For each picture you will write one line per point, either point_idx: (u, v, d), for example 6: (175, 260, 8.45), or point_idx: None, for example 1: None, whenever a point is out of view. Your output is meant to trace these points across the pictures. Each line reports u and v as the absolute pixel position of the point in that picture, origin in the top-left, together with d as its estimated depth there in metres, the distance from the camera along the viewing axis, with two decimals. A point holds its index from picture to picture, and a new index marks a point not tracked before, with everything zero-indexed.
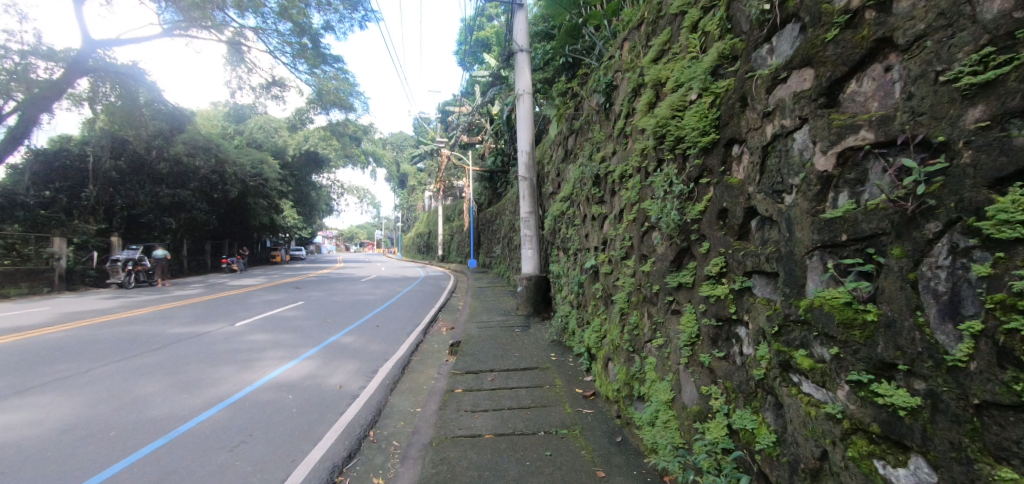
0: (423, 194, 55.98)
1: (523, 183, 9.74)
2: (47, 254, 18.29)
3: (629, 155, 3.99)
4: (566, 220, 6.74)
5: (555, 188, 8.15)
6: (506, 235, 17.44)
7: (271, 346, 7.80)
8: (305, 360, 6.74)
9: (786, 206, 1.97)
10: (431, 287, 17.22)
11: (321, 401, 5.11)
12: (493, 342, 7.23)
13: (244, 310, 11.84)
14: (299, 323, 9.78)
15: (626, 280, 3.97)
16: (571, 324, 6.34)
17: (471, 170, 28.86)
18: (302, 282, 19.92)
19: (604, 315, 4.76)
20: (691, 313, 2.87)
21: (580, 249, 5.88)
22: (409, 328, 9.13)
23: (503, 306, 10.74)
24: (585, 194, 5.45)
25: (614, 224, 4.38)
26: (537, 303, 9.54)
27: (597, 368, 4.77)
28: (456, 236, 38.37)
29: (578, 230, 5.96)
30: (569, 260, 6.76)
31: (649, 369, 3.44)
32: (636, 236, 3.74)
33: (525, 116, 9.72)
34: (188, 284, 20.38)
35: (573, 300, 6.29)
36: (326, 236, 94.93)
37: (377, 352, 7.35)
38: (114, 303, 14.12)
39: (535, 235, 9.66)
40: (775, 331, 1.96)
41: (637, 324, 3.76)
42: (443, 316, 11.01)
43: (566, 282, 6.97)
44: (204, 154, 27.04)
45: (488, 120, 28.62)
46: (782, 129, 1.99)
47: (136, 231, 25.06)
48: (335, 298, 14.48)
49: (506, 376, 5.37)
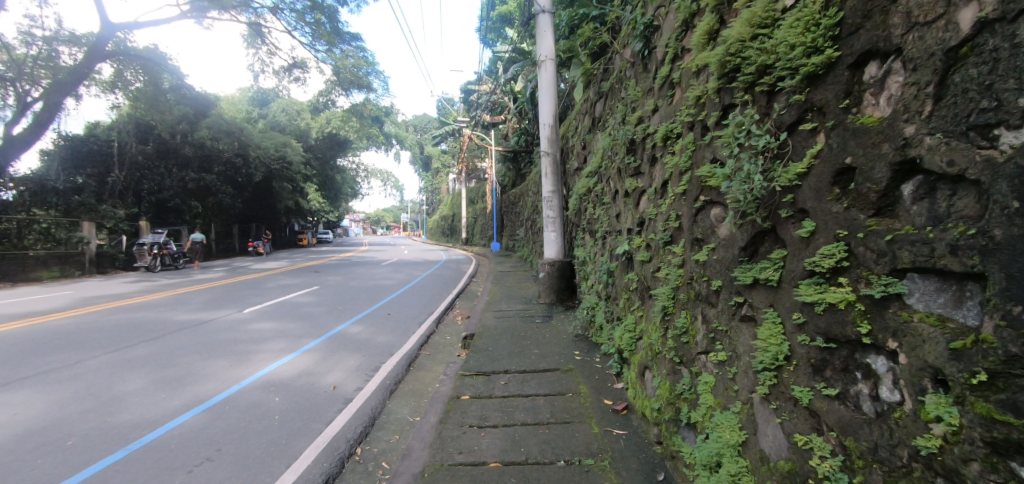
0: (447, 177, 55.50)
1: (545, 159, 8.82)
2: (75, 239, 18.88)
3: (676, 108, 3.07)
4: (594, 198, 5.83)
5: (579, 163, 7.23)
6: (529, 217, 16.57)
7: (274, 335, 7.28)
8: (305, 353, 6.16)
9: (1015, 151, 1.09)
10: (451, 272, 16.60)
11: (311, 402, 4.45)
12: (510, 335, 6.46)
13: (256, 295, 11.48)
14: (307, 310, 9.25)
15: (670, 271, 3.10)
16: (598, 318, 5.50)
17: (493, 150, 27.99)
18: (322, 266, 19.70)
19: (638, 312, 3.91)
20: (775, 324, 2.00)
21: (610, 231, 5.00)
22: (422, 316, 8.49)
23: (524, 293, 9.95)
24: (616, 165, 4.54)
25: (654, 200, 3.47)
26: (560, 291, 8.70)
27: (630, 375, 3.93)
28: (480, 219, 37.76)
29: (608, 208, 5.06)
30: (596, 243, 5.88)
31: (703, 391, 2.60)
32: (686, 214, 2.85)
33: (547, 84, 8.75)
34: (213, 268, 20.49)
35: (601, 291, 5.42)
36: (353, 221, 97.20)
37: (384, 343, 6.69)
38: (136, 288, 14.12)
39: (558, 215, 8.77)
40: (979, 380, 1.14)
41: (684, 329, 2.90)
42: (460, 303, 10.33)
43: (592, 269, 6.11)
44: (228, 138, 27.10)
45: (511, 99, 27.59)
46: (1008, 11, 1.11)
47: (164, 215, 25.47)
48: (351, 283, 14.02)
49: (522, 379, 4.59)
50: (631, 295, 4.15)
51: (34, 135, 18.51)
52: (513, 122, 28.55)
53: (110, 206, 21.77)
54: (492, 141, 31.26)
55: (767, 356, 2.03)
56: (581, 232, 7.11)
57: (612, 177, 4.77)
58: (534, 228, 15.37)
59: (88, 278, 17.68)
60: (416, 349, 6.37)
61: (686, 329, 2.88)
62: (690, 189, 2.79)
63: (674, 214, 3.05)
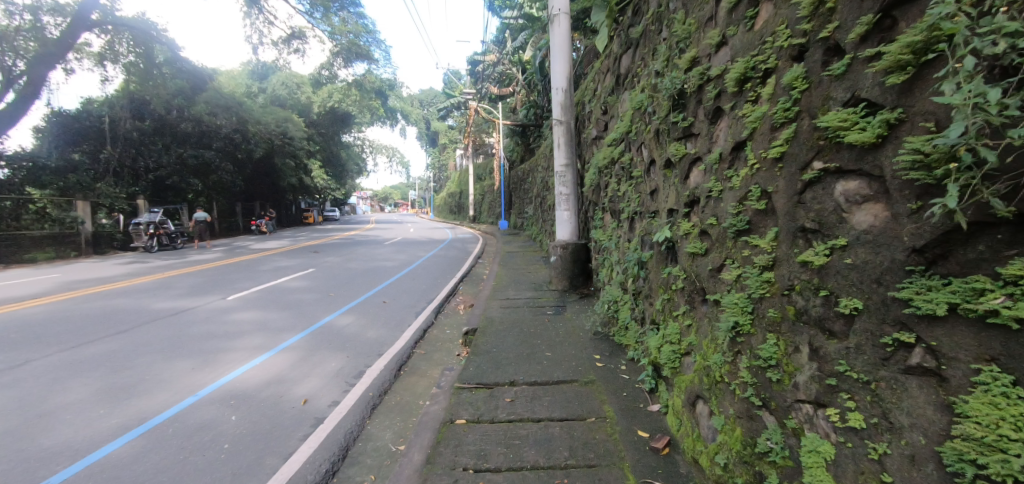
0: (454, 153, 54.16)
1: (557, 128, 7.79)
2: (69, 218, 18.29)
3: (765, 32, 2.07)
4: (618, 171, 4.84)
5: (597, 131, 6.19)
6: (539, 194, 15.52)
7: (253, 327, 6.49)
8: (282, 352, 5.35)
9: None
10: (456, 252, 15.72)
11: (273, 423, 3.63)
12: (518, 331, 5.58)
13: (247, 279, 10.72)
14: (297, 297, 8.46)
15: (746, 273, 2.15)
16: (623, 315, 4.60)
17: (501, 124, 26.70)
18: (323, 245, 18.96)
19: (684, 321, 2.98)
20: (1011, 400, 1.11)
21: (640, 211, 4.02)
22: (420, 303, 7.66)
23: (533, 278, 9.06)
24: (653, 126, 3.54)
25: (717, 170, 2.49)
26: (574, 277, 7.77)
27: (674, 401, 3.02)
28: (488, 196, 36.69)
29: (639, 184, 4.08)
30: (621, 226, 4.91)
31: (810, 466, 1.68)
32: (784, 190, 1.89)
33: (560, 42, 7.63)
34: (212, 247, 19.88)
35: (628, 284, 4.49)
36: (361, 199, 96.58)
37: (373, 339, 5.85)
38: (126, 270, 13.47)
39: (572, 192, 7.77)
40: None
41: (771, 361, 1.97)
42: (464, 287, 9.49)
43: (614, 256, 5.17)
44: (226, 113, 26.11)
45: (520, 70, 26.12)
46: None
47: (163, 193, 24.79)
48: (350, 264, 13.22)
49: (532, 395, 3.71)
50: (672, 296, 3.21)
51: (20, 108, 17.69)
52: (522, 94, 27.15)
53: (105, 184, 21.12)
54: (500, 114, 29.91)
55: (991, 456, 1.13)
56: (600, 212, 6.14)
57: (645, 144, 3.78)
58: (544, 206, 14.36)
59: (84, 259, 17.16)
60: (410, 346, 5.54)
61: (776, 362, 1.95)
62: (794, 152, 1.82)
63: (754, 188, 2.08)
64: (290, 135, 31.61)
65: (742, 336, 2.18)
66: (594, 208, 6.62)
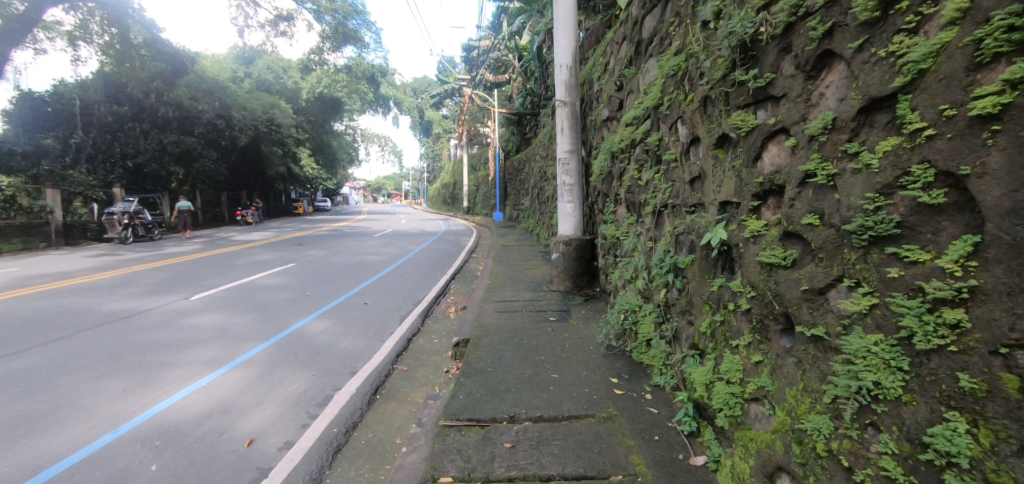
0: (448, 143, 53.09)
1: (560, 111, 6.92)
2: (38, 207, 17.16)
3: None
4: (638, 154, 4.02)
5: (609, 111, 5.34)
6: (537, 185, 14.72)
7: (211, 334, 5.59)
8: (239, 366, 4.49)
9: None
10: (448, 245, 14.82)
11: (202, 476, 2.79)
12: (517, 341, 4.77)
13: (219, 275, 9.78)
14: (270, 297, 7.57)
15: (899, 304, 1.36)
16: (644, 329, 3.83)
17: (497, 112, 25.77)
18: (309, 237, 17.96)
19: (749, 355, 2.19)
20: None
21: (674, 204, 3.20)
22: (408, 305, 6.84)
23: (532, 276, 8.24)
24: (700, 93, 2.71)
25: (824, 143, 1.70)
26: (578, 277, 6.97)
27: (734, 462, 2.22)
28: (482, 187, 35.68)
29: (672, 170, 3.26)
30: (641, 222, 4.10)
31: None
32: (1005, 171, 1.12)
33: (565, 12, 6.72)
34: (192, 238, 18.83)
35: (653, 293, 3.68)
36: (354, 190, 95.54)
37: (349, 349, 5.01)
38: (92, 263, 12.47)
39: (577, 182, 6.94)
40: None
41: (957, 459, 1.19)
42: (456, 285, 8.66)
43: (632, 258, 4.36)
44: (209, 99, 24.88)
45: (517, 57, 25.12)
46: None
47: (141, 182, 23.55)
48: (334, 258, 12.29)
49: (540, 437, 2.91)
50: (726, 317, 2.42)
51: None
52: (518, 82, 26.08)
53: (79, 172, 19.96)
54: (495, 103, 28.80)
55: None
56: (611, 205, 5.32)
57: (686, 119, 2.96)
58: (542, 198, 13.49)
59: (53, 251, 16.07)
60: (391, 359, 4.71)
61: (966, 462, 1.18)
62: None
63: (922, 169, 1.31)
64: (277, 122, 30.36)
65: (884, 404, 1.40)
66: (603, 200, 5.82)
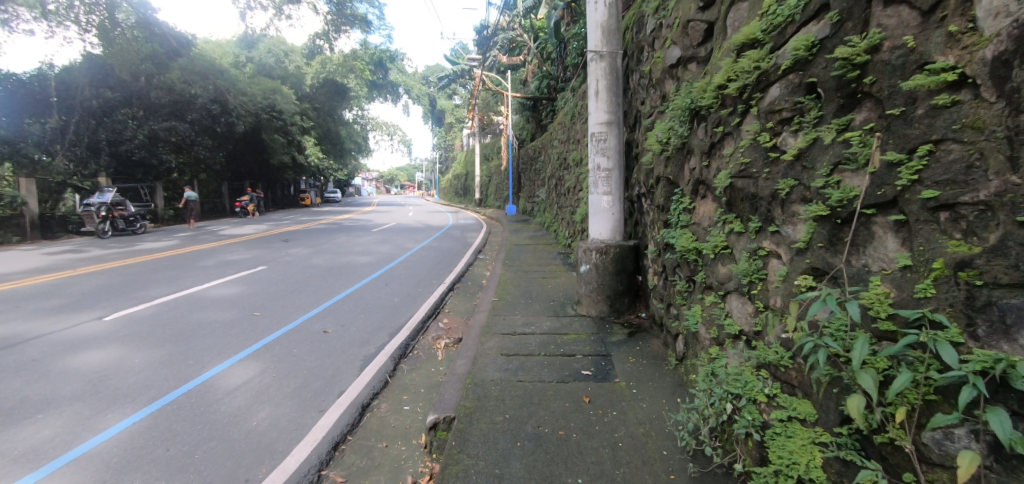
0: (461, 133, 51.31)
1: (594, 66, 4.90)
2: (10, 198, 15.73)
3: None
4: (772, 102, 2.05)
5: (682, 50, 3.32)
6: (555, 173, 12.76)
7: (80, 389, 3.75)
8: (56, 473, 2.62)
9: None
10: (452, 243, 12.81)
11: None
12: (533, 429, 2.79)
13: (170, 280, 7.92)
14: (208, 316, 5.67)
15: None
16: (789, 454, 1.89)
17: (510, 96, 23.69)
18: (300, 231, 16.19)
19: None
20: None
21: (951, 202, 1.27)
22: (382, 334, 4.91)
23: (552, 291, 6.28)
24: None
25: None
26: (617, 298, 4.98)
27: None
28: (495, 178, 33.65)
29: (940, 117, 1.30)
30: (774, 233, 2.13)
31: None
32: None
33: None
34: (177, 232, 17.12)
35: (831, 389, 1.74)
36: (364, 181, 95.17)
37: (260, 428, 3.09)
38: (46, 262, 10.88)
39: (617, 167, 4.94)
40: None
41: None
42: (454, 298, 6.70)
43: (743, 297, 2.40)
44: (202, 83, 22.99)
45: (532, 36, 22.91)
46: None
47: (130, 171, 21.82)
48: (318, 257, 10.48)
49: None
50: None
51: None
52: (534, 64, 23.86)
53: (61, 160, 18.53)
54: (509, 87, 26.52)
55: None
56: (679, 197, 3.35)
57: None
58: (561, 189, 11.47)
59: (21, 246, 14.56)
60: (320, 458, 2.78)
61: None
62: None
63: None
64: (278, 109, 28.60)
65: None
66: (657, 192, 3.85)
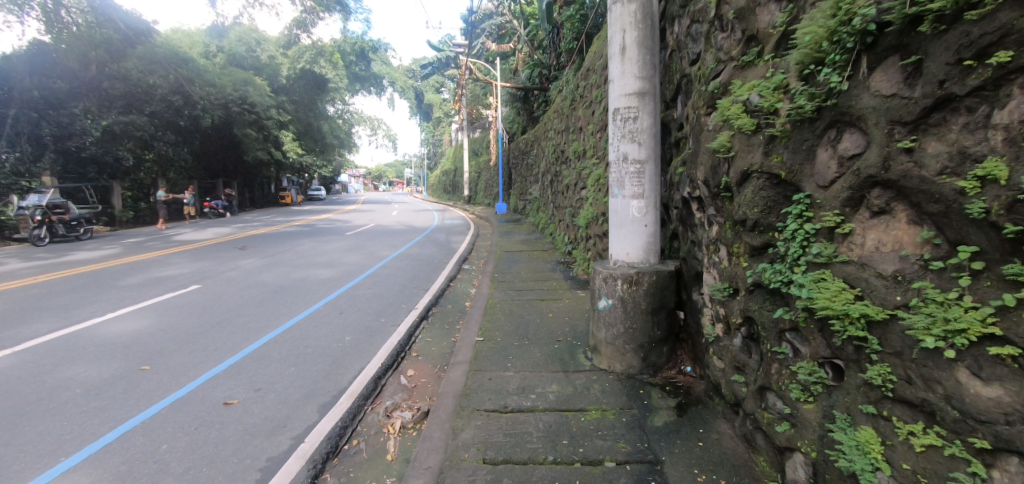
0: (450, 128, 49.50)
1: (619, 11, 3.34)
2: None
3: None
4: None
5: None
6: (551, 167, 11.23)
7: None
8: None
9: None
10: (433, 249, 11.18)
11: None
12: None
13: (68, 308, 6.14)
14: (75, 373, 3.99)
15: None
16: None
17: (500, 86, 22.01)
18: (265, 235, 14.47)
19: None
20: None
21: None
22: (308, 410, 3.30)
23: (555, 326, 4.70)
24: None
25: None
26: (651, 348, 3.42)
27: None
28: (484, 174, 32.02)
29: None
30: None
31: None
32: None
33: None
34: (126, 238, 15.13)
35: None
36: (352, 178, 93.01)
37: None
38: None
39: (652, 157, 3.39)
40: None
41: None
42: (427, 333, 5.09)
43: None
44: (163, 73, 20.76)
45: (522, 22, 21.20)
46: None
47: (82, 169, 19.50)
48: (274, 268, 8.87)
49: None
50: None
51: None
52: (524, 52, 22.14)
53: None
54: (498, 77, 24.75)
55: None
56: (803, 210, 1.85)
57: None
58: (559, 187, 9.99)
59: None
60: None
61: None
62: None
63: None
64: (250, 101, 26.60)
65: None
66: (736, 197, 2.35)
